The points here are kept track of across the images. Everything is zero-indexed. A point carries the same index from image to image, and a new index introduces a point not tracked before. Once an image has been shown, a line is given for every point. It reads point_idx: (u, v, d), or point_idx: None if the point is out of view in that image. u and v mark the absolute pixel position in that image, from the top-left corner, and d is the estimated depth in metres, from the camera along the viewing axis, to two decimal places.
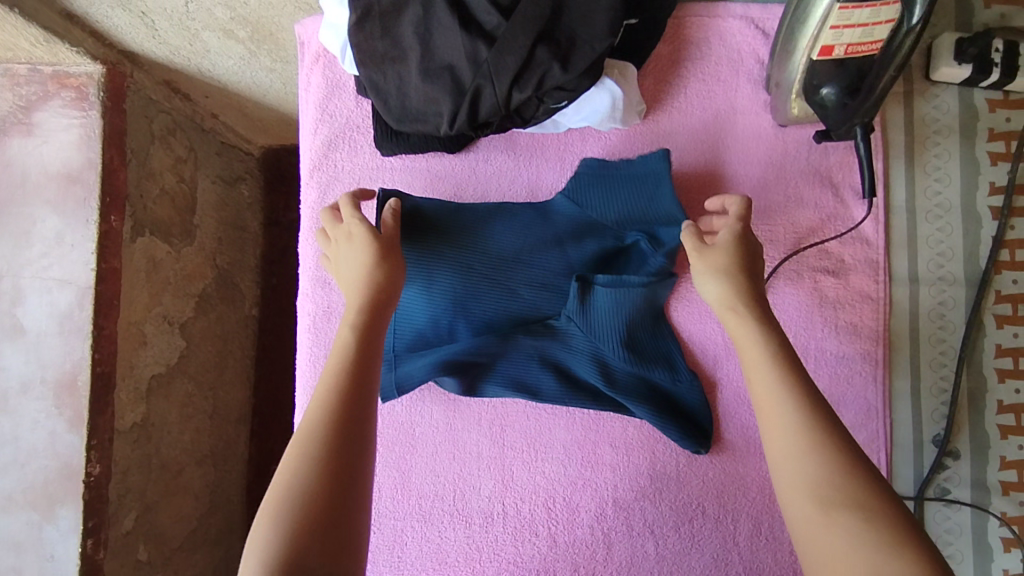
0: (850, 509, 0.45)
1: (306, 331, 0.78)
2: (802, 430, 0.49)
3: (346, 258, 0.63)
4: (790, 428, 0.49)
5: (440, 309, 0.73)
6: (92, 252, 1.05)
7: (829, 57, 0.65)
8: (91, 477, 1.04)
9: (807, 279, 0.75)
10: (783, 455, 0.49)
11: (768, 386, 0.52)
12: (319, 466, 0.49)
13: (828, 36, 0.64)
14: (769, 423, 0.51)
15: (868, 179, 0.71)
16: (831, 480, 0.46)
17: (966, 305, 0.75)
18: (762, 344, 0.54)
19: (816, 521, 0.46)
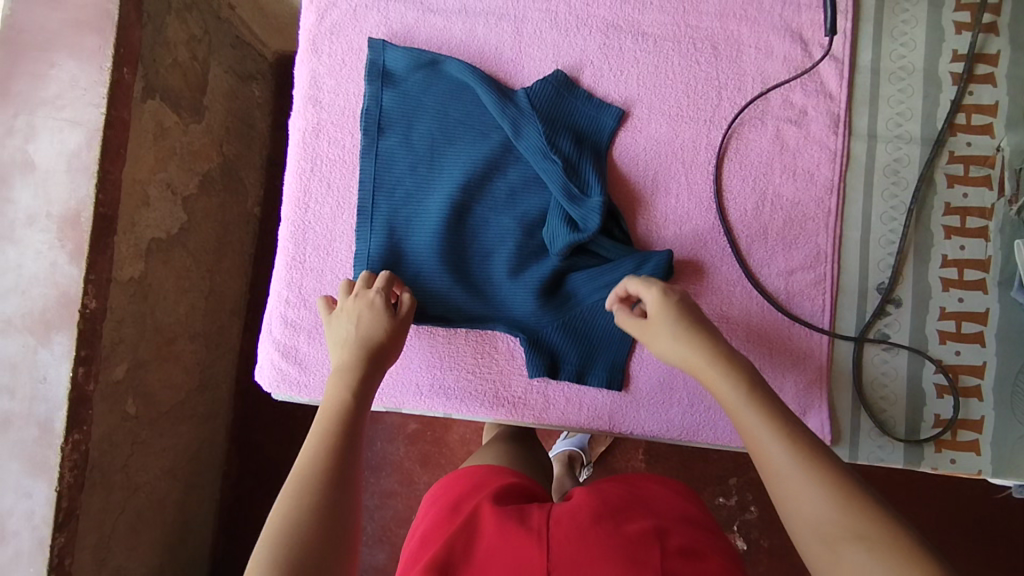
0: (853, 538, 0.50)
1: (295, 147, 0.83)
2: (802, 468, 0.54)
3: (347, 319, 0.73)
4: (785, 468, 0.54)
5: (418, 156, 0.81)
6: (103, 96, 1.11)
7: None
8: (87, 310, 1.10)
9: (771, 125, 0.79)
10: (794, 491, 0.53)
11: (761, 426, 0.57)
12: (313, 501, 0.58)
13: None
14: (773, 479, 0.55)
15: (831, 15, 0.76)
16: (832, 516, 0.51)
17: (921, 162, 0.79)
18: (738, 392, 0.60)
19: (829, 556, 0.50)
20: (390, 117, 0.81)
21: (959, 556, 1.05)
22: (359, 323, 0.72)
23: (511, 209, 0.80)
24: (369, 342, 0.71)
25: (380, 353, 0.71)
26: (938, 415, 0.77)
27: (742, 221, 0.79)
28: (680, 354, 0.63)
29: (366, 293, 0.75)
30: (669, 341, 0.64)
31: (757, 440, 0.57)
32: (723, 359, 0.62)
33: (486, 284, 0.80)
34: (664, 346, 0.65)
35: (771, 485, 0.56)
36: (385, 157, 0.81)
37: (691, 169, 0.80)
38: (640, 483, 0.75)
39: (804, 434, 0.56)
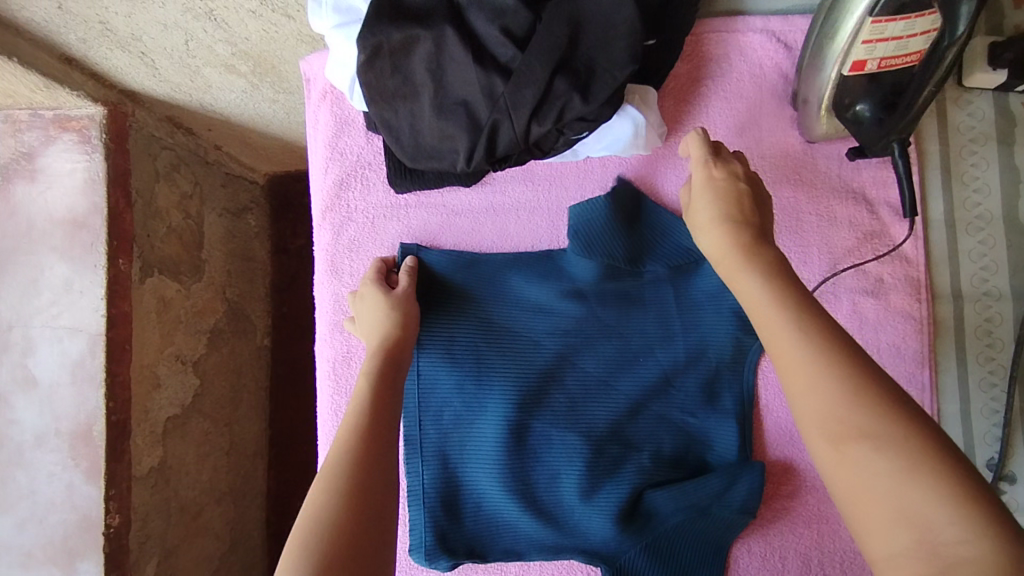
0: (859, 435, 0.39)
1: (325, 379, 0.76)
2: (817, 360, 0.43)
3: (369, 304, 0.69)
4: (794, 354, 0.44)
5: (464, 372, 0.74)
6: (101, 297, 1.03)
7: (862, 72, 0.61)
8: (111, 529, 1.02)
9: (846, 300, 0.72)
10: (802, 383, 0.43)
11: (773, 312, 0.47)
12: (348, 484, 0.51)
13: (860, 51, 0.59)
14: (782, 364, 0.45)
15: (909, 200, 0.68)
16: (840, 405, 0.41)
17: (1016, 319, 0.71)
18: (752, 274, 0.51)
19: (832, 454, 0.40)
20: (429, 334, 0.74)
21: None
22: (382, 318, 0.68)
23: (575, 420, 0.73)
24: (386, 327, 0.67)
25: (402, 335, 0.67)
26: None
27: None
28: (716, 244, 0.56)
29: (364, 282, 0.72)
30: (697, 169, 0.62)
31: (767, 320, 0.47)
32: (739, 237, 0.55)
33: (557, 510, 0.72)
34: (701, 241, 0.59)
35: (780, 365, 0.45)
36: (429, 380, 0.74)
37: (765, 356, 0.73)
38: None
39: (831, 319, 0.45)
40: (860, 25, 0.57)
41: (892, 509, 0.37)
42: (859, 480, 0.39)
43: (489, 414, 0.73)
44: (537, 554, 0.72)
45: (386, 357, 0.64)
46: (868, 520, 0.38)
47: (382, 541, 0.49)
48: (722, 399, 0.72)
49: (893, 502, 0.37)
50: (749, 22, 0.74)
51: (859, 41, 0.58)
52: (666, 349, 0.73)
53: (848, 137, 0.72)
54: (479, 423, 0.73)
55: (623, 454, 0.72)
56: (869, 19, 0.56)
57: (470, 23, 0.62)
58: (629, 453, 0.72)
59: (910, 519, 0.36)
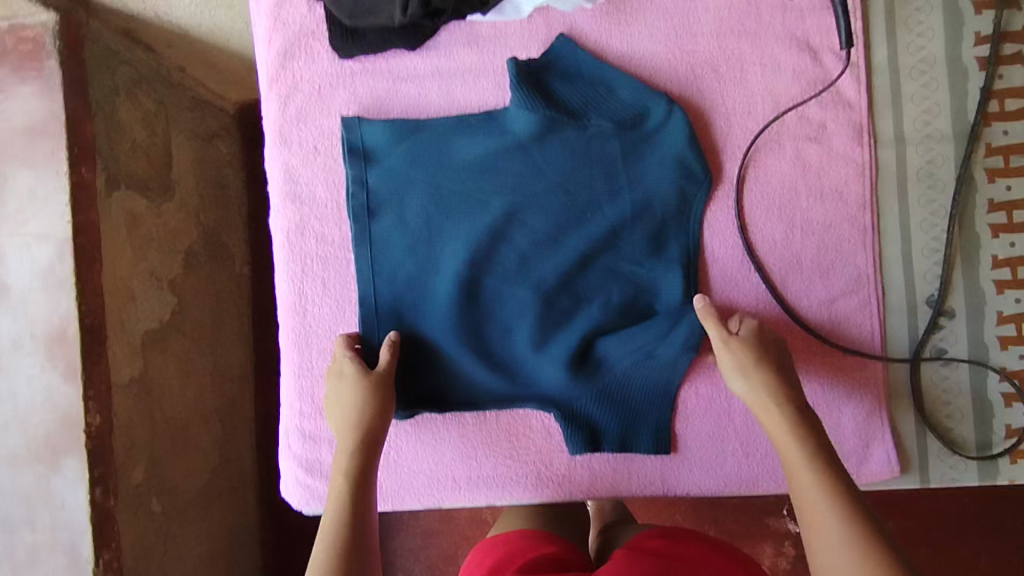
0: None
1: (281, 248, 0.77)
2: (837, 517, 0.57)
3: (345, 384, 0.72)
4: (820, 509, 0.58)
5: (416, 235, 0.75)
6: (67, 203, 1.05)
7: None
8: (92, 427, 1.05)
9: (789, 147, 0.73)
10: (832, 548, 0.56)
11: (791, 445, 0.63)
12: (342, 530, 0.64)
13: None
14: (812, 517, 0.58)
15: (845, 31, 0.71)
16: (862, 573, 0.53)
17: (957, 161, 0.73)
18: (796, 445, 0.63)
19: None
20: (380, 198, 0.75)
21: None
22: (355, 393, 0.71)
23: (525, 277, 0.75)
24: (362, 413, 0.70)
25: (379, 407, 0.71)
26: (1009, 425, 0.73)
27: (773, 254, 0.73)
28: (751, 393, 0.67)
29: (340, 360, 0.73)
30: (739, 378, 0.68)
31: (809, 499, 0.59)
32: (783, 399, 0.66)
33: (510, 362, 0.75)
34: (732, 383, 0.69)
35: (817, 529, 0.57)
36: (382, 244, 0.75)
37: (711, 205, 0.74)
38: (687, 551, 0.68)
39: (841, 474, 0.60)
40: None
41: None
42: None
43: (443, 274, 0.75)
44: (492, 405, 0.76)
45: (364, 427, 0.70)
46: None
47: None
48: (667, 248, 0.74)
49: None
50: None
51: None
52: (612, 203, 0.74)
53: None
54: (433, 284, 0.76)
55: (573, 307, 0.75)
56: None
57: None
58: (579, 306, 0.75)
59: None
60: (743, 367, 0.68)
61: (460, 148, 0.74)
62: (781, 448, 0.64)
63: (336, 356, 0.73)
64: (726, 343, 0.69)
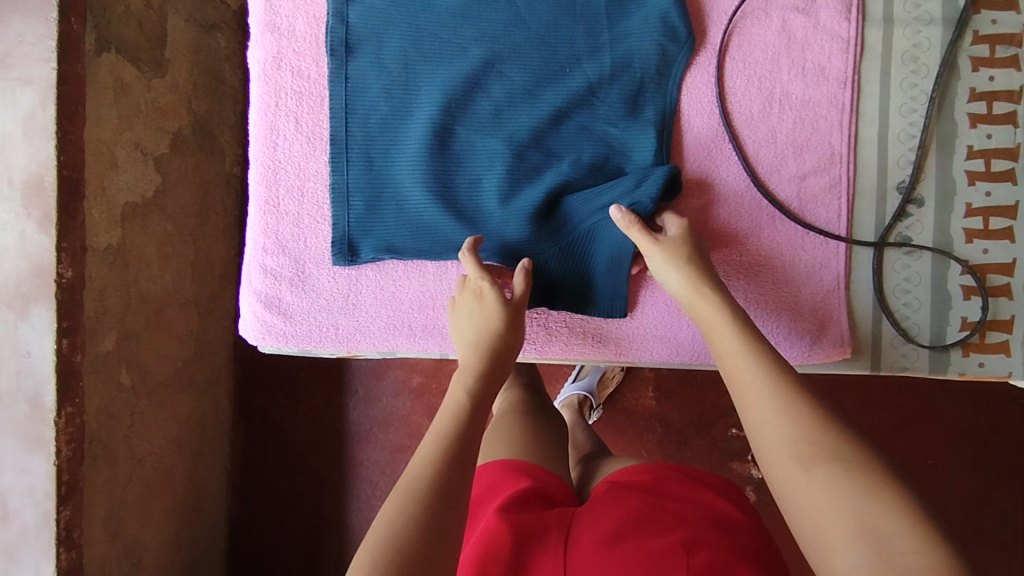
0: (826, 457, 0.49)
1: (256, 82, 0.76)
2: (778, 392, 0.54)
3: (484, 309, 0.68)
4: (758, 384, 0.55)
5: (392, 77, 0.74)
6: (52, 49, 1.03)
7: None
8: (64, 279, 1.05)
9: (775, 17, 0.72)
10: (774, 416, 0.53)
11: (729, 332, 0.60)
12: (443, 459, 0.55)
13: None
14: (746, 392, 0.56)
15: None
16: (807, 435, 0.51)
17: (942, 47, 0.72)
18: (733, 332, 0.60)
19: (800, 473, 0.49)
20: (359, 36, 0.74)
21: (985, 477, 1.03)
22: (480, 322, 0.67)
23: (499, 128, 0.73)
24: (490, 340, 0.67)
25: (503, 351, 0.67)
26: (965, 317, 0.72)
27: (748, 125, 0.72)
28: (685, 281, 0.65)
29: (478, 283, 0.69)
30: (673, 270, 0.66)
31: (738, 365, 0.58)
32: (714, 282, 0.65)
33: (476, 215, 0.74)
34: (666, 276, 0.66)
35: (746, 398, 0.56)
36: (357, 82, 0.74)
37: (690, 71, 0.73)
38: (675, 488, 0.66)
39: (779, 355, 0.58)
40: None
41: (851, 518, 0.46)
42: (824, 496, 0.48)
43: (416, 119, 0.74)
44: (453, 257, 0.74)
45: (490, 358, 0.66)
46: (829, 533, 0.46)
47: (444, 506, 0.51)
48: (645, 110, 0.73)
49: (852, 504, 0.46)
50: None
51: None
52: (592, 59, 0.73)
53: None
54: (405, 130, 0.74)
55: (543, 162, 0.73)
56: None
57: None
58: (549, 162, 0.73)
59: (867, 531, 0.45)
60: (681, 258, 0.66)
61: None
62: (715, 336, 0.61)
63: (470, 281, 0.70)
64: (659, 242, 0.67)
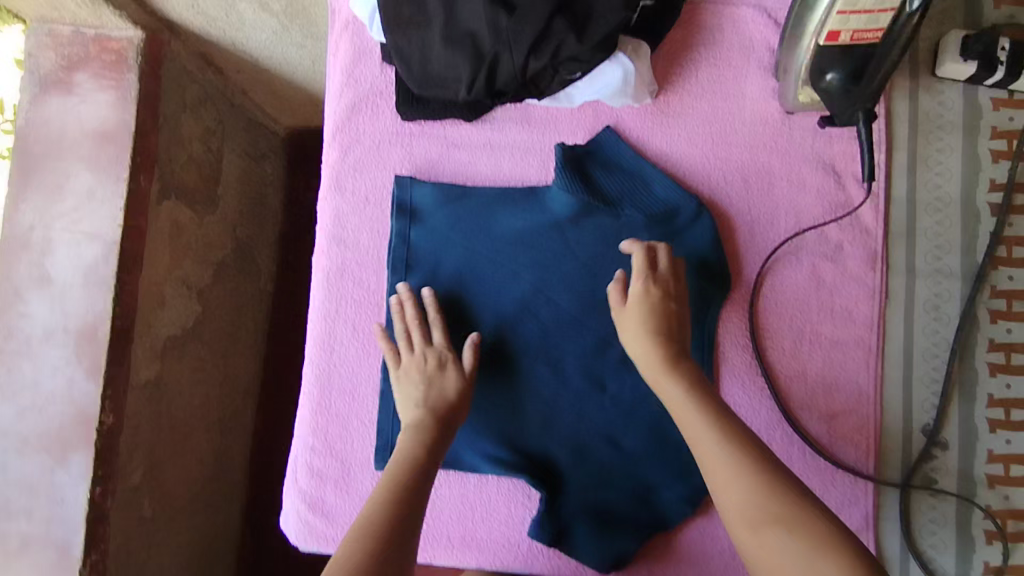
0: (772, 521, 0.56)
1: (319, 287, 0.82)
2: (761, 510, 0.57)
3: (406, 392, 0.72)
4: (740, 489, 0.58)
5: (445, 294, 0.79)
6: (121, 208, 1.10)
7: (835, 42, 0.67)
8: (104, 426, 1.09)
9: (805, 262, 0.78)
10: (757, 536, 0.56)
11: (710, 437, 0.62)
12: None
13: (835, 21, 0.66)
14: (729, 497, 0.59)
15: (868, 163, 0.73)
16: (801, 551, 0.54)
17: (961, 299, 0.77)
18: (713, 440, 0.61)
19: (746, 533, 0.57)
20: (417, 256, 0.80)
21: None
22: (427, 383, 0.72)
23: (544, 351, 0.79)
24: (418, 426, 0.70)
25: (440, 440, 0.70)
26: (988, 562, 0.75)
27: (780, 361, 0.77)
28: (652, 356, 0.68)
29: (437, 350, 0.74)
30: (639, 341, 0.69)
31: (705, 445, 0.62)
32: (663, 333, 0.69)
33: (519, 432, 0.78)
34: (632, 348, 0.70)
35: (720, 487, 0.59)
36: None
37: (728, 307, 0.78)
38: None
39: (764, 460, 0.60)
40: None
41: None
42: None
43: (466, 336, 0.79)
44: (494, 468, 0.77)
45: (435, 413, 0.71)
46: None
47: (398, 555, 0.59)
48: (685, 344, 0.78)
49: None
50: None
51: (834, 12, 0.65)
52: None
53: (823, 108, 0.77)
54: (453, 344, 0.78)
55: (587, 387, 0.78)
56: None
57: None
58: (593, 388, 0.78)
59: None
60: (642, 333, 0.69)
61: (500, 220, 0.79)
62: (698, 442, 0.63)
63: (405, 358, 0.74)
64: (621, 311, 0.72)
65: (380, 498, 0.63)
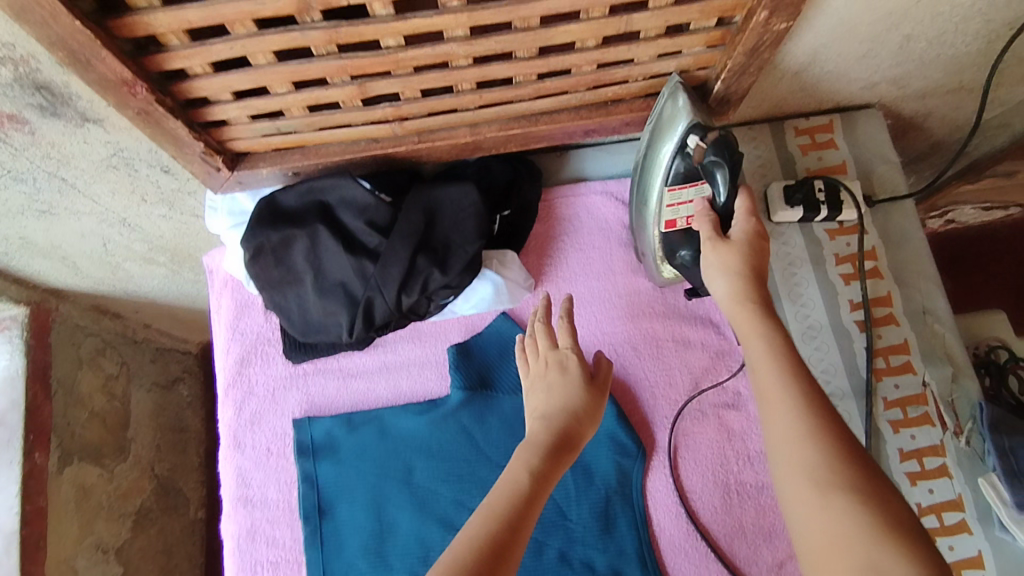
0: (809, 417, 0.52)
1: (231, 557, 0.77)
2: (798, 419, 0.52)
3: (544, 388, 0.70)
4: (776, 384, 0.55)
5: (366, 532, 0.77)
6: (16, 495, 0.95)
7: (675, 228, 0.73)
8: None
9: (711, 415, 0.80)
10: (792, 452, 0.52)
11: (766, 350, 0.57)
12: None
13: (667, 211, 0.72)
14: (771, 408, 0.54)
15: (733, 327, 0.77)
16: (829, 464, 0.50)
17: (861, 416, 0.81)
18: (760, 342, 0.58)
19: (817, 501, 0.49)
20: (331, 500, 0.78)
21: None
22: (550, 394, 0.70)
23: None
24: (557, 426, 0.67)
25: (569, 438, 0.66)
26: None
27: (715, 519, 0.77)
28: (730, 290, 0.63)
29: (561, 354, 0.73)
30: (723, 275, 0.64)
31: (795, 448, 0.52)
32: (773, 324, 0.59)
33: None
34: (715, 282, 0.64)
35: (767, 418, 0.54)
36: (330, 547, 0.76)
37: (649, 475, 0.79)
38: None
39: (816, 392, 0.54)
40: (672, 161, 0.67)
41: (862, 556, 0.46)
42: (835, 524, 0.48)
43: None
44: None
45: (554, 436, 0.66)
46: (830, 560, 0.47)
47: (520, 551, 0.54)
48: (620, 524, 0.77)
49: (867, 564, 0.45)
50: (590, 186, 0.88)
51: (665, 206, 0.71)
52: (557, 484, 0.78)
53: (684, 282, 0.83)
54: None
55: None
56: (665, 188, 0.69)
57: (338, 218, 0.74)
58: None
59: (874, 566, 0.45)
60: (734, 269, 0.63)
61: (409, 439, 0.79)
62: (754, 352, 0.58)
63: (545, 355, 0.73)
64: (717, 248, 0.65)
65: (500, 496, 0.58)
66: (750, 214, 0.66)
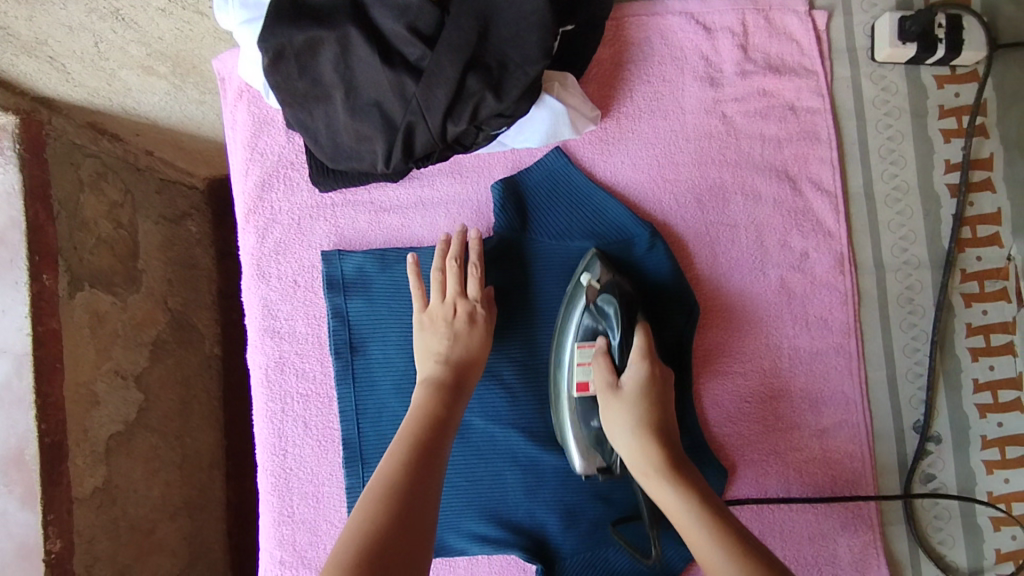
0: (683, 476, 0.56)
1: (259, 387, 0.74)
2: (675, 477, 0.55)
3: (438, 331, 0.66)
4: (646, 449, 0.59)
5: (400, 371, 0.73)
6: (26, 315, 0.87)
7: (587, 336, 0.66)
8: (52, 555, 0.88)
9: (774, 277, 0.74)
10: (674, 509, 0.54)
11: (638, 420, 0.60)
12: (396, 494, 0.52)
13: (579, 315, 0.66)
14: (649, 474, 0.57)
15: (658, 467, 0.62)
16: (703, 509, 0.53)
17: (935, 287, 0.74)
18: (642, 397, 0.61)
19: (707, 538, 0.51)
20: (363, 336, 0.73)
21: None
22: (454, 340, 0.65)
23: (518, 415, 0.73)
24: (461, 348, 0.65)
25: (475, 357, 0.66)
26: (999, 549, 0.73)
27: (762, 381, 0.74)
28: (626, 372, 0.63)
29: (471, 304, 0.67)
30: (625, 358, 0.63)
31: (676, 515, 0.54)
32: (657, 393, 0.61)
33: (503, 506, 0.73)
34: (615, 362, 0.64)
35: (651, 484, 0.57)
36: (363, 383, 0.73)
37: (702, 334, 0.75)
38: None
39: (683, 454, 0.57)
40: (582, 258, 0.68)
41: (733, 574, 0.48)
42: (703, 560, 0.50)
43: None
44: (482, 547, 0.73)
45: (453, 363, 0.65)
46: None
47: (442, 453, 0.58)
48: None
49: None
50: (668, 5, 0.75)
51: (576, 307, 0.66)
52: None
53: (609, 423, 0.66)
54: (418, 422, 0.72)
55: None
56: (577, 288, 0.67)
57: (371, 19, 0.61)
58: None
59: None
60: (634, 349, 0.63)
61: None
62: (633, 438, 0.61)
63: (453, 305, 0.67)
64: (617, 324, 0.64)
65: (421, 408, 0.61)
66: (644, 290, 0.66)
